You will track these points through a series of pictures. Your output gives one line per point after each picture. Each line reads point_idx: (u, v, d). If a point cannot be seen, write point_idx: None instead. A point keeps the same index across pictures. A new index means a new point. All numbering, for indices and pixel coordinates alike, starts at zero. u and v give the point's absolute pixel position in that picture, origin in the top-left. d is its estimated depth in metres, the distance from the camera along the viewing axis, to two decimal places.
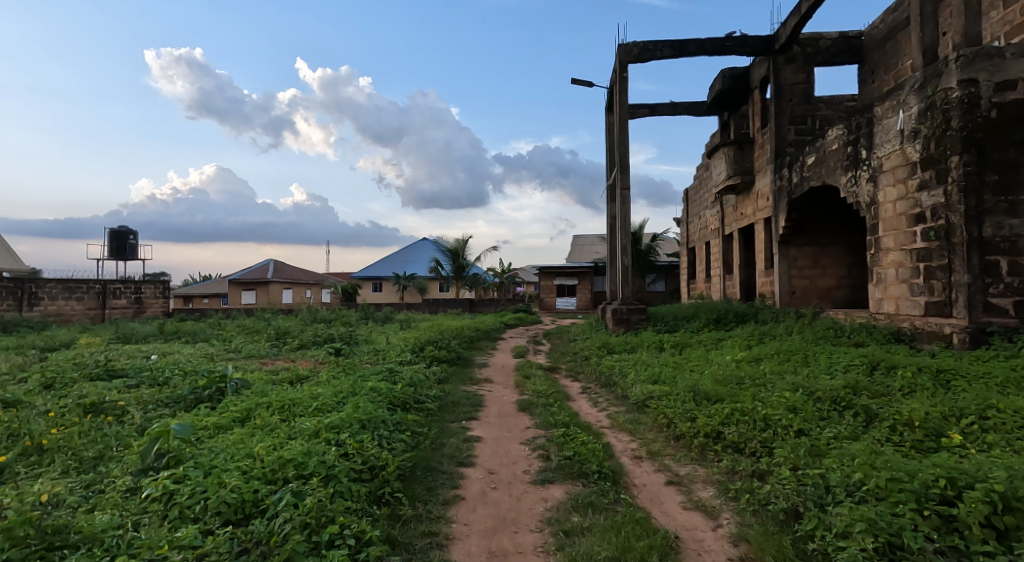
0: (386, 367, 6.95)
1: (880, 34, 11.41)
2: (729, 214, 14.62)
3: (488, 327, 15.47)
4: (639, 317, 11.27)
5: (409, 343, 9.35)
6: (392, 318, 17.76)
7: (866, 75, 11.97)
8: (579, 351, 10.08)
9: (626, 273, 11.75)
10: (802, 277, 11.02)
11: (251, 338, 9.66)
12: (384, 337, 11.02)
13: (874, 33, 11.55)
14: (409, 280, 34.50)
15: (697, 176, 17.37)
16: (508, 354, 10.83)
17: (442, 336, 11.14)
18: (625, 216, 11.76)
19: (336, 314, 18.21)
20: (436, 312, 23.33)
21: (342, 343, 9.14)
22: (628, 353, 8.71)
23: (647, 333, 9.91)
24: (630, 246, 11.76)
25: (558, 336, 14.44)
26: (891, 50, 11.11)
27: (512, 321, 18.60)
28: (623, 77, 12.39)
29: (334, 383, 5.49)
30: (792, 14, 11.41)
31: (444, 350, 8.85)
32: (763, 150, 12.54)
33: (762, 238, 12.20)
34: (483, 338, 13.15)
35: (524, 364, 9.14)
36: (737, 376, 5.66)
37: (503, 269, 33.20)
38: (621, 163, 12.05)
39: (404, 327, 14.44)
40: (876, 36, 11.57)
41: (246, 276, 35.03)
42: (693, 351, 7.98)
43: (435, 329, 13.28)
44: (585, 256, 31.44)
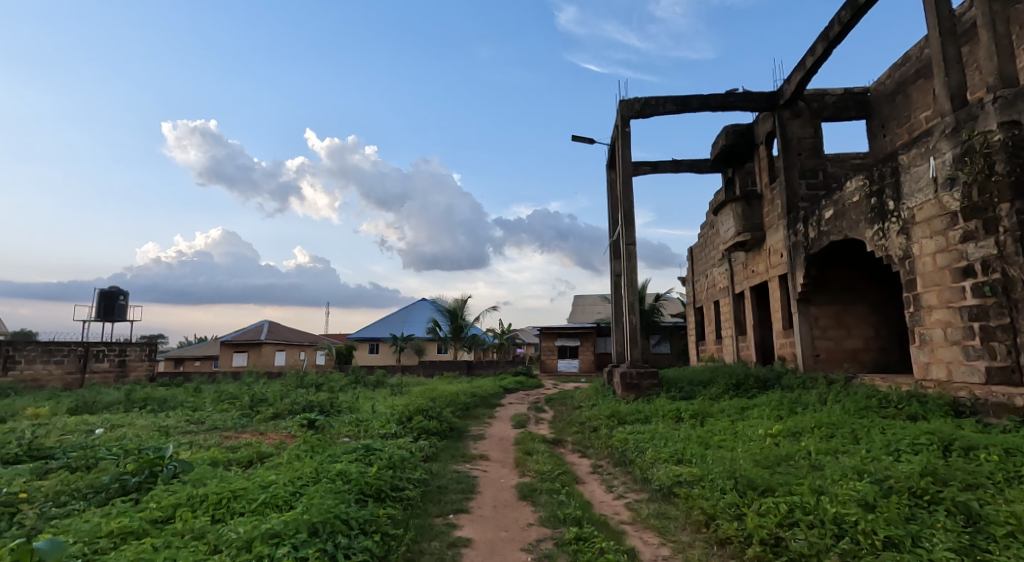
0: (364, 442, 5.98)
1: (890, 88, 10.46)
2: (739, 272, 13.84)
3: (487, 391, 14.48)
4: (651, 382, 10.35)
5: (397, 411, 8.40)
6: (385, 382, 16.73)
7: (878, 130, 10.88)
8: (586, 421, 9.14)
9: (635, 334, 10.92)
10: (826, 338, 10.20)
11: (222, 407, 8.69)
12: (372, 404, 10.04)
13: (881, 87, 10.65)
14: (407, 341, 33.81)
15: (702, 234, 16.77)
16: (508, 424, 9.84)
17: (435, 403, 10.18)
18: (632, 273, 11.03)
19: (326, 377, 17.18)
20: (433, 375, 22.27)
21: (323, 412, 8.19)
22: (641, 425, 7.78)
23: (661, 401, 9.00)
24: (638, 305, 10.97)
25: (562, 402, 13.45)
26: (903, 102, 10.08)
27: (512, 384, 17.56)
28: (625, 131, 11.54)
29: (296, 465, 4.62)
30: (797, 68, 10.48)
31: (435, 420, 7.90)
32: (772, 205, 11.66)
33: (778, 296, 11.40)
34: (481, 404, 12.17)
35: (525, 436, 8.19)
36: (777, 455, 4.78)
37: (502, 331, 32.30)
38: (625, 218, 11.41)
39: (396, 392, 13.44)
40: (884, 90, 10.65)
41: (239, 338, 34.04)
42: (716, 423, 7.06)
43: (428, 394, 12.28)
44: (588, 317, 30.60)
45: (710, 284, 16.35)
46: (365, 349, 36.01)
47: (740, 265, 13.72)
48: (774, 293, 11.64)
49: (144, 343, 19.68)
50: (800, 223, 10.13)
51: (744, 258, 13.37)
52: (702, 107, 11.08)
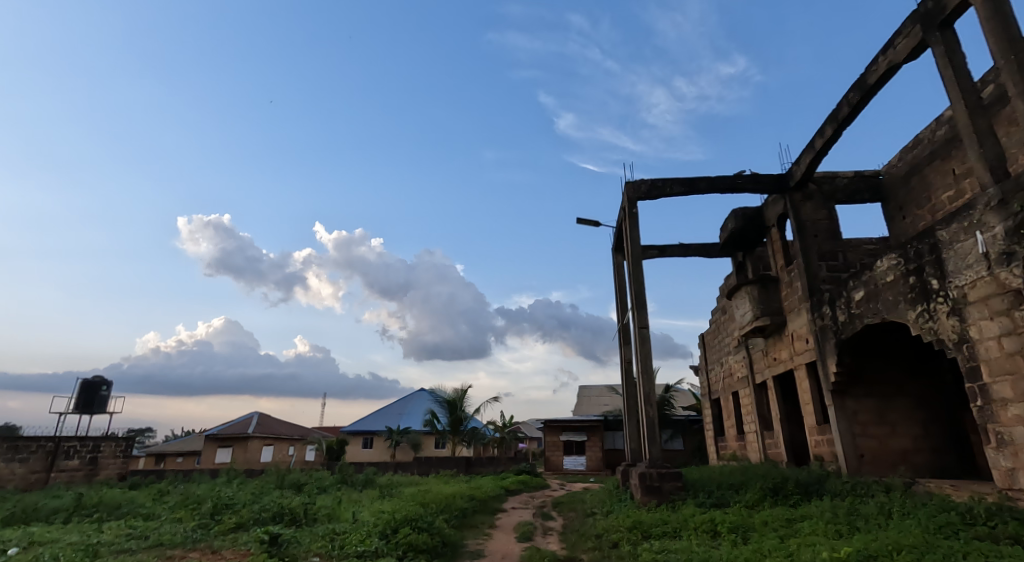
0: None
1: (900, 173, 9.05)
2: (759, 359, 12.74)
3: (487, 493, 13.11)
4: (674, 485, 9.17)
5: (382, 521, 7.20)
6: (377, 482, 15.31)
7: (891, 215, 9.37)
8: (604, 532, 7.90)
9: (652, 428, 9.83)
10: (868, 437, 9.12)
11: (180, 514, 7.49)
12: (357, 511, 8.78)
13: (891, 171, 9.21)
14: (404, 435, 32.15)
15: (715, 320, 15.87)
16: (512, 536, 8.56)
17: (429, 510, 8.94)
18: (645, 360, 10.10)
19: (312, 476, 15.76)
20: (430, 473, 20.67)
21: (296, 523, 6.99)
22: (671, 542, 6.59)
23: (690, 511, 7.82)
24: (655, 395, 9.96)
25: (572, 507, 12.07)
26: (916, 187, 8.63)
27: (515, 485, 16.03)
28: (633, 213, 10.97)
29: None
30: (805, 151, 9.30)
31: (426, 531, 6.71)
32: (789, 288, 10.55)
33: (807, 387, 10.34)
34: (482, 509, 10.84)
35: (532, 554, 6.94)
36: None
37: (503, 424, 30.64)
38: (635, 300, 10.59)
39: (387, 494, 12.10)
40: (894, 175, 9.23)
41: (226, 431, 32.29)
42: (765, 545, 5.91)
43: (421, 497, 10.93)
44: (594, 409, 29.12)
45: (727, 372, 15.22)
46: (359, 443, 34.14)
47: (760, 352, 12.64)
48: (802, 384, 10.54)
49: (120, 438, 18.33)
50: (827, 304, 8.99)
51: (764, 344, 12.27)
52: (709, 190, 10.17)
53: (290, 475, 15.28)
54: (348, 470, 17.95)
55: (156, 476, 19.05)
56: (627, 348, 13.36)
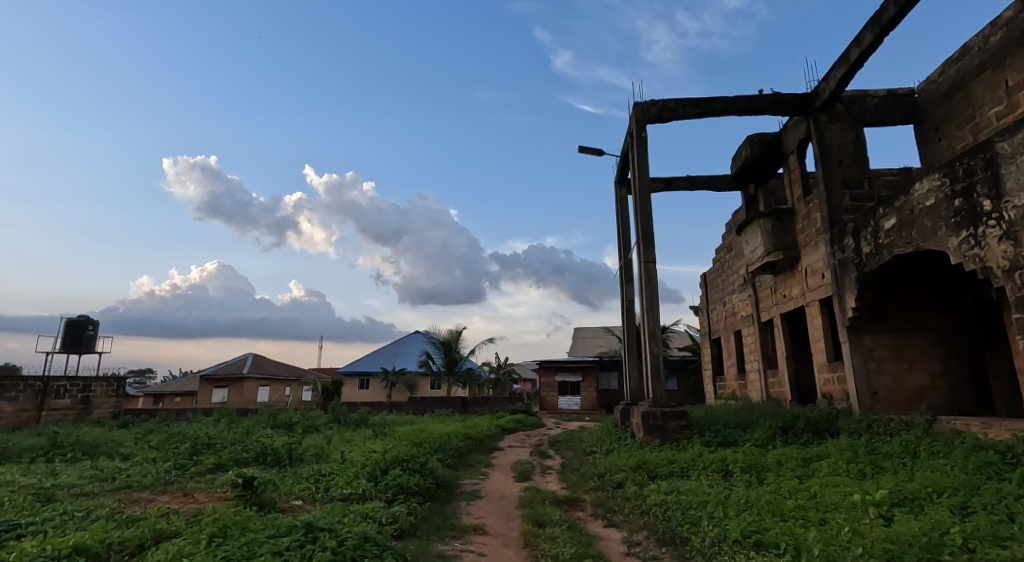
0: (314, 515, 4.29)
1: (941, 89, 8.24)
2: (767, 297, 12.21)
3: (483, 432, 12.83)
4: (678, 424, 8.78)
5: (371, 461, 6.75)
6: (371, 422, 15.03)
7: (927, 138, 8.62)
8: (606, 471, 7.52)
9: (657, 366, 9.35)
10: (883, 374, 8.71)
11: (157, 454, 7.02)
12: (346, 451, 8.38)
13: (931, 88, 8.39)
14: (399, 376, 32.15)
15: (719, 257, 15.26)
16: (509, 475, 8.19)
17: (424, 449, 8.55)
18: (651, 296, 9.50)
19: (305, 415, 15.48)
20: (424, 413, 20.52)
21: (278, 465, 6.53)
22: (681, 482, 6.17)
23: (697, 451, 7.42)
24: (660, 332, 9.41)
25: (569, 446, 11.80)
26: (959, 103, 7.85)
27: (511, 424, 15.82)
28: (641, 138, 10.11)
29: (199, 546, 3.04)
30: (837, 66, 8.40)
31: (419, 472, 6.26)
32: (806, 220, 9.82)
33: (820, 324, 9.85)
34: (478, 448, 10.51)
35: (533, 494, 6.52)
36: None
37: (498, 366, 30.56)
38: (641, 233, 9.90)
39: (380, 433, 11.77)
40: (933, 92, 8.41)
41: (221, 372, 32.11)
42: (784, 487, 5.48)
43: (415, 436, 10.57)
44: (590, 351, 28.95)
45: (730, 312, 14.73)
46: (354, 384, 34.14)
47: (768, 290, 12.07)
48: (814, 321, 10.04)
49: (108, 377, 17.96)
50: (850, 235, 8.34)
51: (774, 281, 11.69)
52: (727, 112, 9.27)
53: (282, 415, 14.97)
54: (342, 410, 17.71)
55: (148, 414, 18.85)
56: (629, 286, 12.81)
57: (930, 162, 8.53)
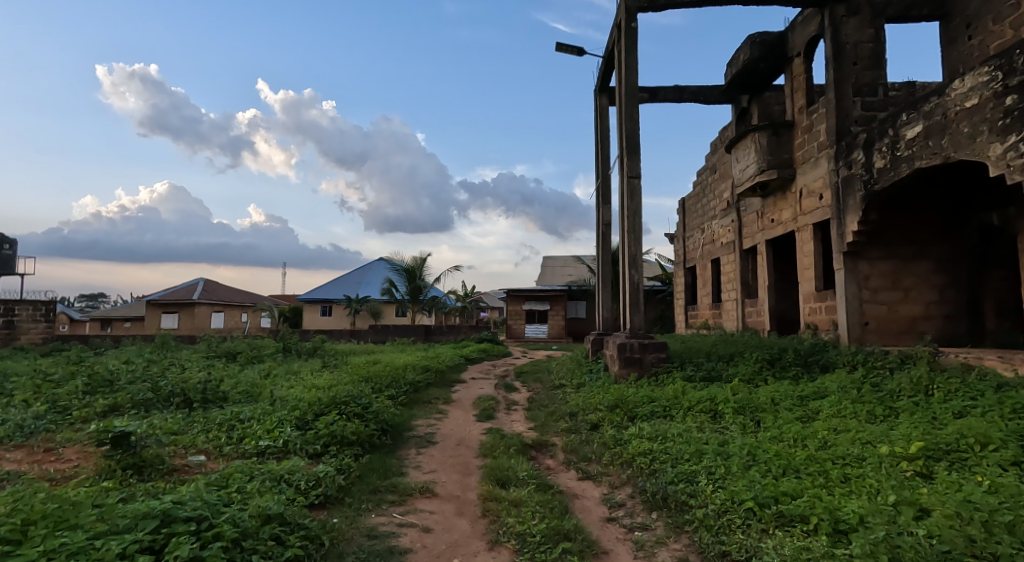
0: (199, 488, 3.23)
1: None
2: (751, 222, 11.33)
3: (444, 362, 11.98)
4: (657, 357, 8.02)
5: (303, 403, 5.73)
6: (324, 351, 14.03)
7: (954, 36, 7.53)
8: (577, 410, 6.71)
9: (637, 295, 8.45)
10: (877, 303, 7.92)
11: (44, 393, 5.86)
12: (284, 388, 7.36)
13: None
14: (362, 304, 31.07)
15: (701, 180, 14.25)
16: (469, 413, 7.35)
17: (374, 385, 7.59)
18: (634, 215, 8.43)
19: (253, 343, 14.37)
20: (385, 341, 19.63)
21: (188, 411, 5.45)
22: (665, 425, 5.36)
23: (679, 388, 6.64)
24: (642, 257, 8.45)
25: (537, 378, 11.07)
26: None
27: (475, 353, 15.07)
28: (631, 31, 8.69)
29: None
30: None
31: (361, 415, 5.29)
32: (807, 134, 8.78)
33: (810, 250, 9.03)
34: (437, 382, 9.64)
35: (495, 438, 5.66)
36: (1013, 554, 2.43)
37: (464, 293, 29.70)
38: (626, 144, 8.69)
39: (330, 364, 10.79)
40: None
41: (169, 297, 30.46)
42: (786, 431, 4.69)
43: (367, 369, 9.60)
44: (559, 279, 28.21)
45: (708, 239, 13.89)
46: (315, 311, 32.96)
47: (753, 214, 11.15)
48: (804, 247, 9.22)
49: (34, 303, 16.40)
50: (860, 147, 7.33)
51: (761, 204, 10.77)
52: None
53: (226, 343, 13.81)
54: (294, 339, 16.65)
55: (85, 339, 17.53)
56: (607, 208, 11.76)
57: (952, 65, 7.60)
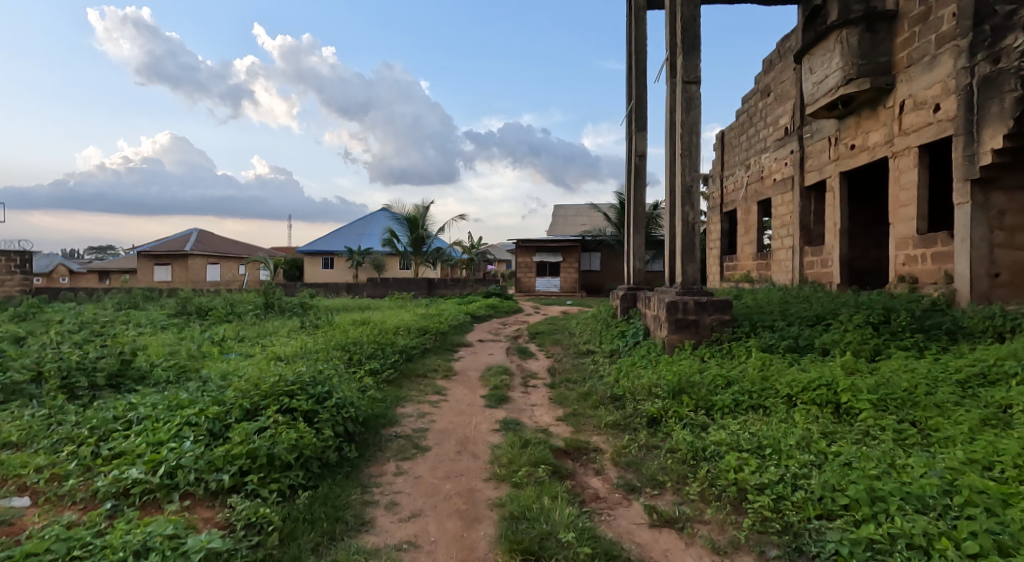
0: None
1: None
2: (819, 152, 9.29)
3: (447, 322, 10.22)
4: (718, 320, 6.21)
5: (234, 389, 3.97)
6: (314, 308, 12.32)
7: None
8: (622, 390, 4.98)
9: (692, 239, 6.51)
10: (1014, 248, 5.99)
11: None
12: (234, 363, 5.61)
13: None
14: (364, 256, 29.32)
15: (749, 107, 12.08)
16: (476, 393, 5.63)
17: (352, 357, 5.83)
18: (690, 134, 6.42)
19: (232, 299, 12.65)
20: (386, 296, 17.95)
21: (62, 406, 3.70)
22: (766, 428, 3.62)
23: (764, 366, 4.87)
24: (699, 190, 6.46)
25: (556, 340, 9.36)
26: None
27: (483, 309, 13.37)
28: None
29: None
30: None
31: (313, 414, 3.53)
32: (922, 25, 6.63)
33: (912, 181, 7.05)
34: (437, 347, 7.92)
35: (514, 437, 3.94)
36: None
37: (470, 244, 27.85)
38: (681, 39, 6.57)
39: (311, 324, 9.09)
40: None
41: (162, 248, 28.90)
42: (988, 446, 2.92)
43: (351, 330, 7.87)
44: (571, 229, 26.20)
45: (756, 176, 11.85)
46: (316, 264, 31.26)
47: (823, 141, 9.09)
48: (902, 178, 7.24)
49: (3, 253, 14.70)
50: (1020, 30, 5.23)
51: (836, 128, 8.69)
52: None
53: (202, 300, 12.09)
54: (283, 295, 14.93)
55: (60, 292, 15.96)
56: (642, 136, 9.75)
57: None
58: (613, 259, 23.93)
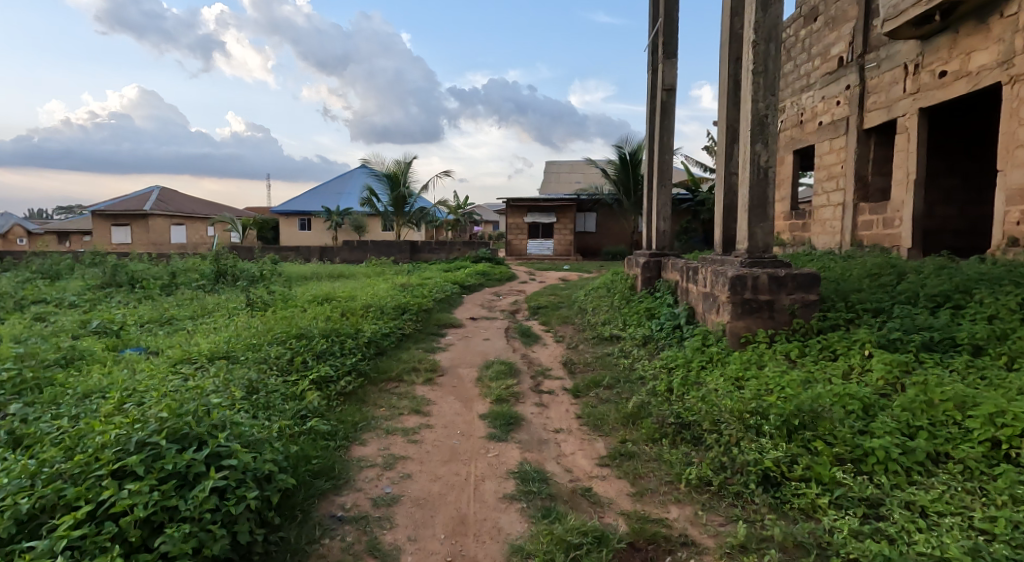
0: None
1: None
2: (886, 85, 7.72)
3: (431, 295, 8.47)
4: (800, 302, 4.53)
5: (45, 444, 2.24)
6: (274, 277, 10.46)
7: None
8: (692, 407, 3.37)
9: (763, 190, 4.79)
10: None
11: None
12: (119, 371, 3.88)
13: None
14: (343, 217, 27.22)
15: (787, 38, 10.24)
16: (471, 407, 3.98)
17: (294, 359, 4.11)
18: (766, 40, 4.65)
19: (178, 266, 10.75)
20: (364, 261, 16.11)
21: None
22: (1012, 528, 2.01)
23: (907, 380, 3.25)
24: (775, 121, 4.73)
25: (565, 319, 7.71)
26: None
27: (474, 278, 11.67)
28: None
29: None
30: None
31: (166, 515, 1.86)
32: None
33: None
34: (419, 331, 6.23)
35: (544, 526, 2.32)
36: None
37: (456, 204, 25.90)
38: None
39: (263, 300, 7.32)
40: None
41: (120, 207, 26.58)
42: None
43: (307, 311, 6.13)
44: (565, 187, 24.33)
45: (794, 120, 10.09)
46: (291, 226, 29.10)
47: (896, 70, 7.50)
48: (1023, 111, 5.58)
49: None
50: None
51: (917, 51, 7.08)
52: None
53: (139, 267, 10.19)
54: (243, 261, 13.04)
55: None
56: (672, 65, 7.92)
57: None
58: (611, 219, 22.16)
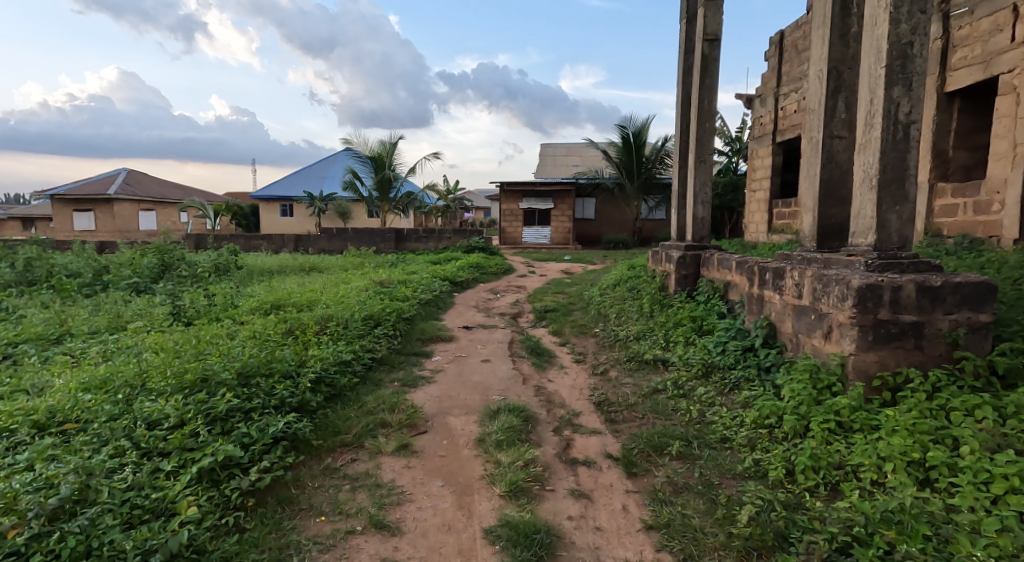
0: None
1: None
2: (984, 34, 6.17)
3: (415, 297, 6.86)
4: (965, 324, 3.00)
5: None
6: (229, 272, 8.79)
7: None
8: (874, 537, 2.00)
9: (901, 156, 3.22)
10: None
11: None
12: None
13: None
14: (326, 202, 25.38)
15: None
16: (467, 508, 2.44)
17: (177, 430, 2.51)
18: None
19: (115, 259, 9.03)
20: (344, 251, 14.43)
21: None
22: None
23: None
24: (921, 52, 3.16)
25: (582, 329, 6.16)
26: None
27: (467, 271, 10.07)
28: None
29: None
30: None
31: None
32: None
33: None
34: (395, 353, 4.65)
35: None
36: None
37: (446, 189, 24.20)
38: None
39: (197, 306, 5.69)
40: None
41: (82, 191, 24.58)
42: None
43: (240, 328, 4.52)
44: (563, 171, 22.70)
45: None
46: (270, 211, 27.23)
47: (999, 15, 5.97)
48: None
49: None
50: None
51: None
52: None
53: (63, 260, 8.41)
54: (201, 251, 11.28)
55: None
56: (716, 7, 6.31)
57: None
58: (612, 205, 20.61)
